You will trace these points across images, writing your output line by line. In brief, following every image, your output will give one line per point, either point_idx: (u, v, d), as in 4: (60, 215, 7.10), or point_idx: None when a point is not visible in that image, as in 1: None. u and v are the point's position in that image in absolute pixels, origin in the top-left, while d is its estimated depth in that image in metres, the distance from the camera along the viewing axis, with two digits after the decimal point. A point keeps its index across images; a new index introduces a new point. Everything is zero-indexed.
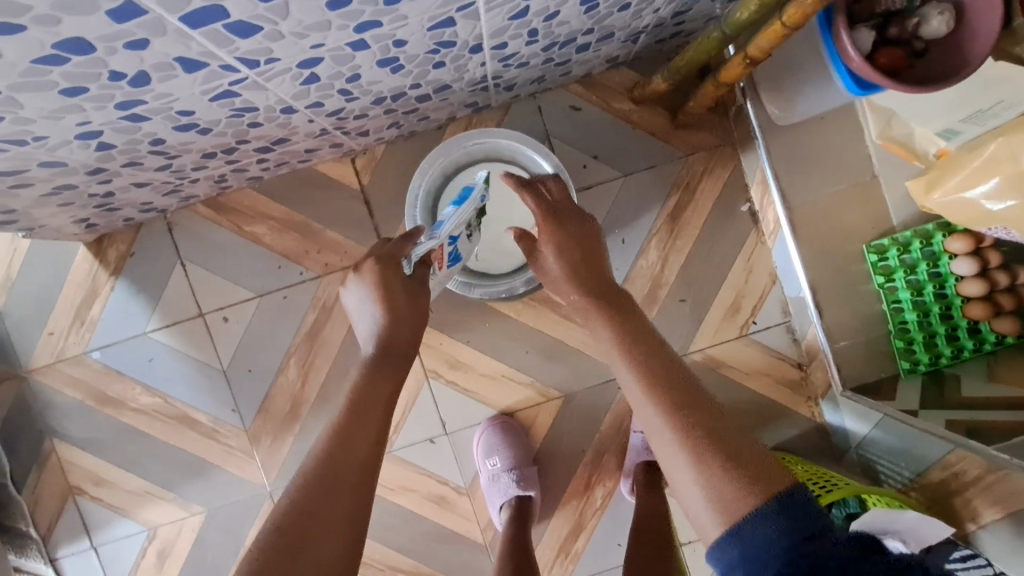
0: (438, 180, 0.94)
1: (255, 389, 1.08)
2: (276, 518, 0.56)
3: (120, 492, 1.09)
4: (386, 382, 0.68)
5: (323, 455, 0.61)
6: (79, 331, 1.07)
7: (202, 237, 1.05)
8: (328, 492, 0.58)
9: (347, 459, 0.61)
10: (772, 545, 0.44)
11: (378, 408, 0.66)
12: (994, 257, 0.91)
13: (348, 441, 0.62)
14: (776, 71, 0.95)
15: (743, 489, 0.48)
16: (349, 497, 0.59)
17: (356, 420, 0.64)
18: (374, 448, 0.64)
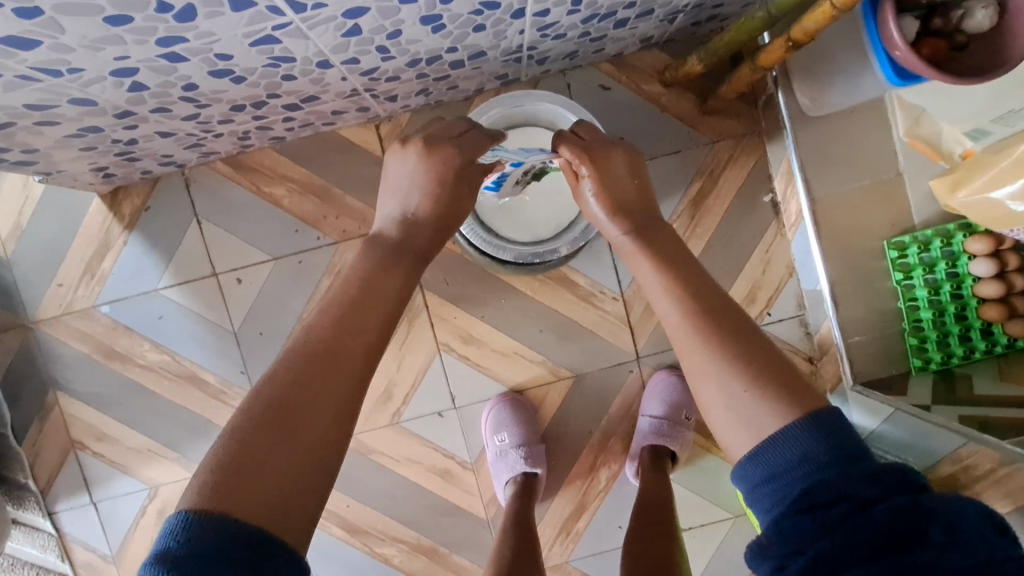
0: None
1: (265, 352, 1.06)
2: (256, 400, 0.50)
3: (122, 450, 1.08)
4: (398, 276, 0.61)
5: (315, 338, 0.53)
6: (88, 284, 1.05)
7: (219, 195, 1.04)
8: (319, 376, 0.51)
9: (343, 346, 0.54)
10: (794, 534, 0.43)
11: (384, 299, 0.58)
12: (1013, 260, 0.91)
13: (348, 327, 0.55)
14: (809, 60, 0.93)
15: (772, 478, 0.47)
16: (342, 386, 0.52)
17: (357, 305, 0.56)
18: (375, 337, 0.56)
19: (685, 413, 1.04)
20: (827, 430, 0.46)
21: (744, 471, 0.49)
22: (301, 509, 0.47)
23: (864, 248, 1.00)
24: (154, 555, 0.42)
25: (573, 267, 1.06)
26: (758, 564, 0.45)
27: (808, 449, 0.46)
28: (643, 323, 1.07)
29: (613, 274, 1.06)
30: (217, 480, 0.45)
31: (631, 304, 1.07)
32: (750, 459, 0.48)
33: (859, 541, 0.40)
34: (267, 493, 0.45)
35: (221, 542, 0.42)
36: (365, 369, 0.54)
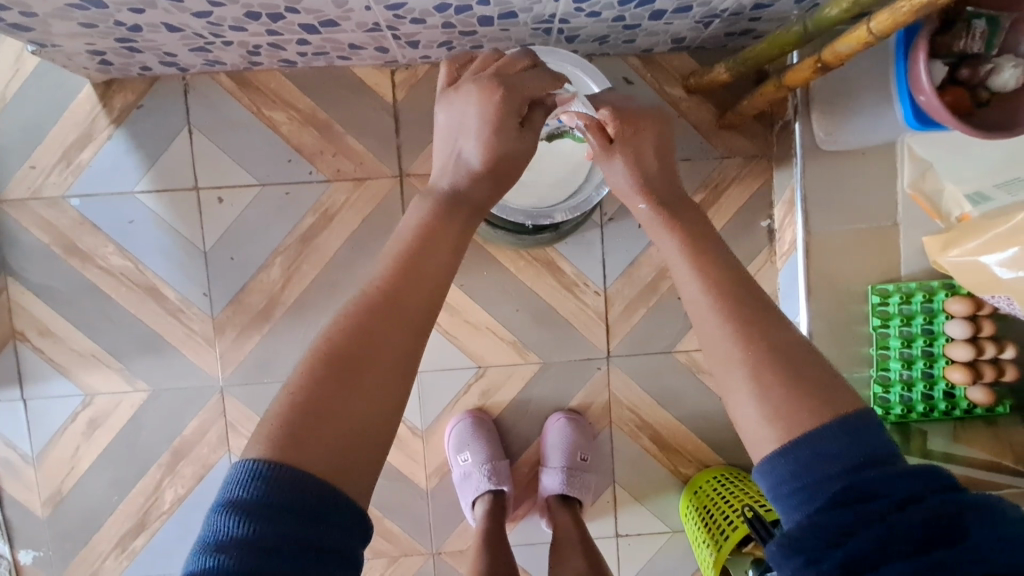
0: None
1: (233, 277, 1.03)
2: (316, 354, 0.46)
3: (65, 350, 1.03)
4: (455, 225, 0.55)
5: (377, 291, 0.49)
6: (62, 172, 1.00)
7: (217, 108, 1.00)
8: (385, 330, 0.48)
9: (406, 299, 0.49)
10: (827, 527, 0.39)
11: (447, 250, 0.53)
12: (988, 326, 0.92)
13: (410, 279, 0.50)
14: (830, 91, 0.93)
15: (802, 474, 0.43)
16: (407, 341, 0.48)
17: (423, 257, 0.52)
18: (436, 288, 0.51)
19: (583, 455, 1.02)
20: (859, 425, 0.44)
21: (771, 469, 0.45)
22: (365, 468, 0.44)
23: (849, 289, 1.01)
24: (223, 502, 0.41)
25: (561, 253, 1.04)
26: (780, 563, 0.41)
27: (843, 447, 0.43)
28: (620, 324, 1.06)
29: (599, 267, 1.05)
30: (282, 431, 0.43)
31: (611, 302, 1.05)
32: (778, 455, 0.44)
33: (898, 535, 0.37)
34: (333, 445, 0.43)
35: (292, 495, 0.41)
36: (424, 322, 0.50)
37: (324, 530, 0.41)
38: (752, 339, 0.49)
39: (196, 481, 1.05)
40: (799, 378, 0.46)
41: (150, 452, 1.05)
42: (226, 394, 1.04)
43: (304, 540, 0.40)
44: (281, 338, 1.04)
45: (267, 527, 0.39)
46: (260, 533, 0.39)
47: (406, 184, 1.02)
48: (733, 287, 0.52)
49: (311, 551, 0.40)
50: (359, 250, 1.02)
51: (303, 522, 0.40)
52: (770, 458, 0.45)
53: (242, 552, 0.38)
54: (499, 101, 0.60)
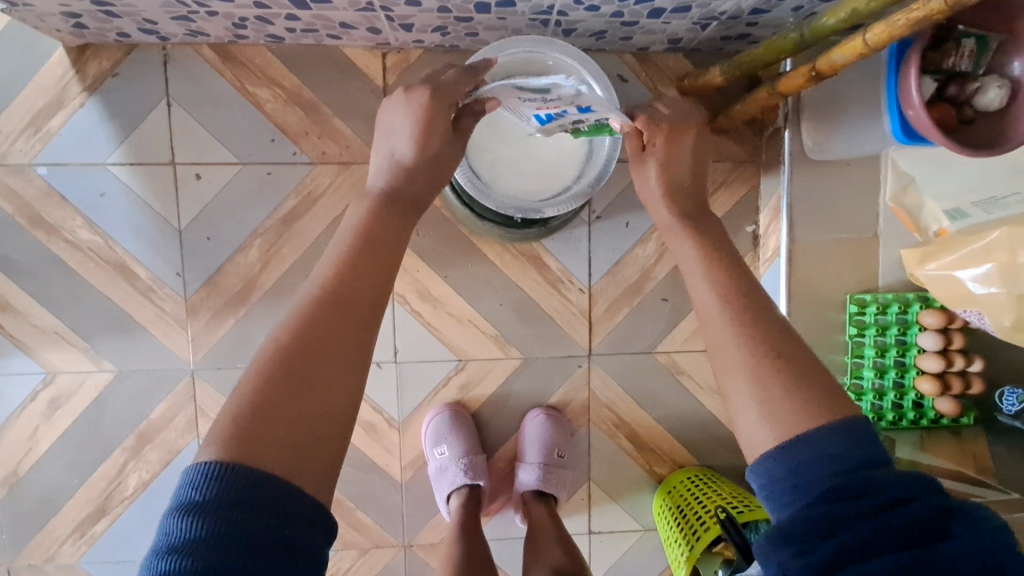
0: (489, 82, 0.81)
1: (208, 258, 0.99)
2: (266, 354, 0.45)
3: (26, 326, 0.99)
4: (394, 221, 0.54)
5: (319, 288, 0.48)
6: (29, 139, 0.95)
7: (198, 81, 0.96)
8: (333, 327, 0.46)
9: (352, 293, 0.48)
10: (820, 521, 0.40)
11: (389, 248, 0.52)
12: (958, 339, 0.95)
13: (355, 273, 0.49)
14: (821, 101, 0.94)
15: (796, 475, 0.43)
16: (353, 336, 0.47)
17: (367, 256, 0.51)
18: (385, 278, 0.50)
19: (560, 451, 1.02)
20: (861, 432, 0.44)
21: (769, 467, 0.45)
22: (317, 462, 0.42)
23: (829, 297, 1.02)
24: (175, 504, 0.39)
25: (547, 248, 1.04)
26: (766, 552, 0.41)
27: (844, 450, 0.43)
28: (602, 323, 1.06)
29: (585, 265, 1.05)
30: (235, 431, 0.41)
31: (595, 300, 1.05)
32: (778, 453, 0.44)
33: (888, 535, 0.38)
34: (287, 442, 0.42)
35: (241, 491, 0.39)
36: (371, 310, 0.49)
37: (282, 526, 0.39)
38: (744, 343, 0.48)
39: (162, 466, 1.02)
40: (787, 384, 0.46)
41: (114, 435, 1.01)
42: (197, 378, 1.01)
43: (260, 535, 0.38)
44: (256, 323, 1.01)
45: (223, 525, 0.38)
46: (209, 537, 0.37)
47: None
48: (727, 294, 0.52)
49: (269, 548, 0.38)
50: None
51: (252, 519, 0.38)
52: (766, 461, 0.45)
53: (194, 550, 0.37)
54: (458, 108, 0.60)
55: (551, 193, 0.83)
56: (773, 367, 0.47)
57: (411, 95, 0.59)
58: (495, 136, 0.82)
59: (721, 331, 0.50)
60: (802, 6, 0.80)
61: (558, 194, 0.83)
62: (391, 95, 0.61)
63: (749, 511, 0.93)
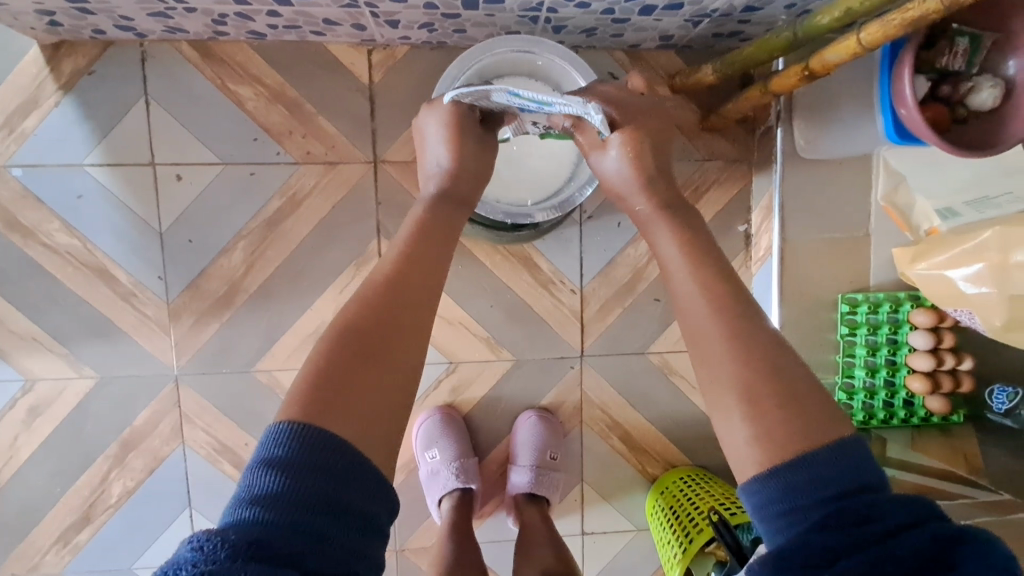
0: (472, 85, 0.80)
1: (192, 261, 0.97)
2: (338, 329, 0.47)
3: (3, 333, 0.96)
4: (447, 213, 0.58)
5: (383, 271, 0.51)
6: (3, 140, 0.92)
7: (177, 79, 0.93)
8: (402, 307, 0.49)
9: (415, 277, 0.51)
10: (816, 549, 0.39)
11: (446, 238, 0.56)
12: (948, 337, 0.95)
13: (418, 259, 0.53)
14: (812, 100, 0.94)
15: (791, 499, 0.42)
16: (417, 317, 0.50)
17: (425, 244, 0.54)
18: (442, 265, 0.54)
19: (552, 453, 1.01)
20: (857, 454, 0.43)
21: (758, 490, 0.43)
22: (383, 436, 0.44)
23: (821, 296, 1.02)
24: (256, 460, 0.41)
25: (538, 249, 1.02)
26: None
27: (837, 475, 0.42)
28: (594, 323, 1.05)
29: (576, 265, 1.03)
30: (312, 399, 0.43)
31: (587, 300, 1.04)
32: (768, 476, 0.43)
33: (887, 561, 0.37)
34: (362, 411, 0.44)
35: (320, 454, 0.41)
36: (434, 295, 0.52)
37: (353, 495, 0.41)
38: (737, 352, 0.48)
39: (147, 474, 1.00)
40: (781, 394, 0.45)
41: (96, 443, 0.99)
42: (182, 383, 0.99)
43: (333, 501, 0.40)
44: (242, 327, 0.98)
45: (303, 485, 0.39)
46: (291, 493, 0.39)
47: (381, 171, 0.97)
48: (722, 299, 0.51)
49: (338, 515, 0.40)
50: (329, 239, 0.98)
51: (329, 483, 0.40)
52: (758, 488, 0.43)
53: (273, 507, 0.39)
54: (472, 121, 0.62)
55: (541, 197, 0.81)
56: (764, 380, 0.46)
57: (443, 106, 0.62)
58: None
59: (718, 342, 0.49)
60: (794, 4, 0.79)
61: (548, 198, 0.81)
62: (422, 110, 0.64)
63: (742, 512, 0.92)
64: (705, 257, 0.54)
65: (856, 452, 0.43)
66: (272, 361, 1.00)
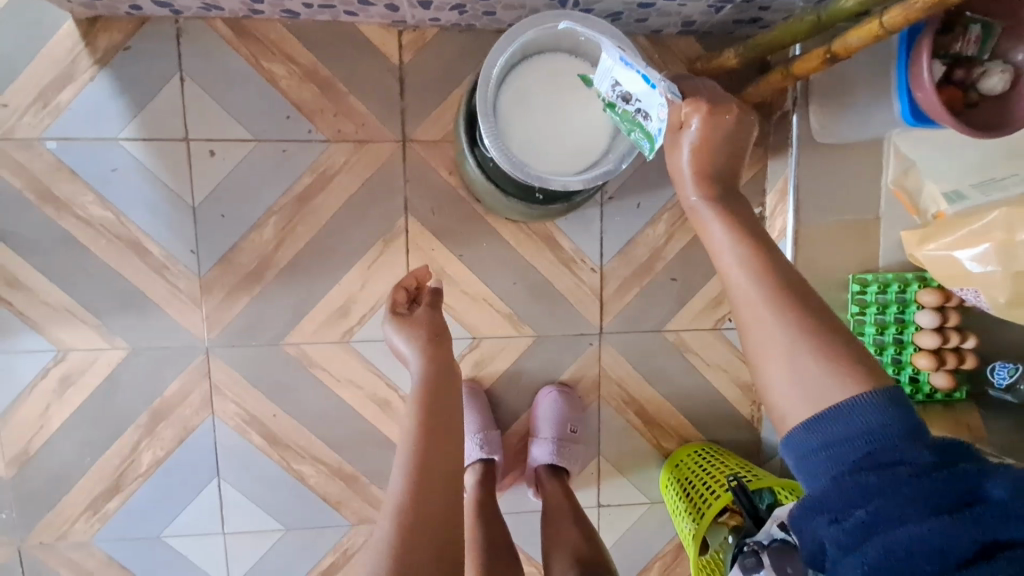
0: (518, 58, 0.80)
1: (223, 235, 0.99)
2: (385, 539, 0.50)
3: (36, 303, 0.98)
4: (446, 402, 0.64)
5: (407, 468, 0.56)
6: (37, 113, 0.94)
7: (212, 57, 0.95)
8: (430, 489, 0.54)
9: (433, 456, 0.57)
10: (850, 490, 0.41)
11: (448, 419, 0.62)
12: (953, 316, 0.99)
13: (432, 443, 0.59)
14: (835, 84, 0.97)
15: (830, 445, 0.43)
16: (445, 490, 0.55)
17: (434, 433, 0.60)
18: (450, 434, 0.61)
19: (572, 427, 1.05)
20: (894, 400, 0.43)
21: (799, 438, 0.44)
22: None
23: (832, 276, 1.06)
24: None
25: (560, 228, 1.05)
26: (802, 523, 0.43)
27: (876, 421, 0.42)
28: (613, 301, 1.08)
29: (596, 244, 1.06)
30: None
31: (607, 279, 1.07)
32: (808, 427, 0.44)
33: (918, 499, 0.39)
34: None
35: None
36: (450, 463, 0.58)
37: None
38: (778, 308, 0.47)
39: (177, 444, 1.02)
40: (825, 344, 0.46)
41: (127, 413, 1.01)
42: (212, 355, 1.01)
43: None
44: (272, 300, 1.01)
45: None
46: None
47: (409, 149, 1.00)
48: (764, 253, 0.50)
49: None
50: (358, 215, 1.00)
51: None
52: (793, 435, 0.45)
53: None
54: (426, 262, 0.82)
55: (573, 170, 0.83)
56: None
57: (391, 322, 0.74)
58: (526, 115, 0.81)
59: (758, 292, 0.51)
60: None
61: (581, 171, 0.83)
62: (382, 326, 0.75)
63: (756, 480, 0.96)
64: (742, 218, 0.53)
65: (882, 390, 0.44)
66: (300, 334, 1.02)
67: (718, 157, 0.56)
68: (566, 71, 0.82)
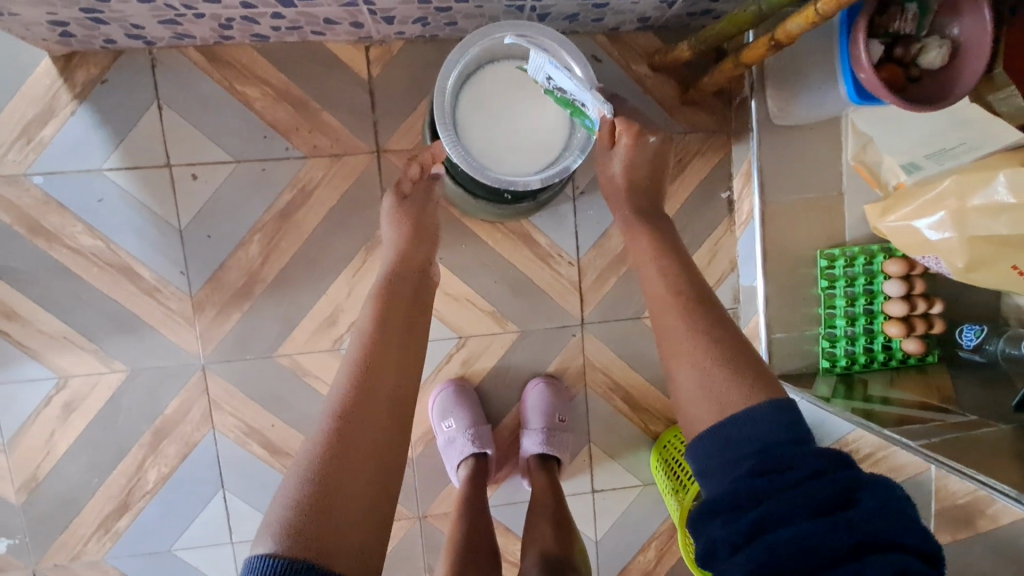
0: (475, 65, 0.84)
1: (210, 254, 1.02)
2: (318, 440, 0.54)
3: (33, 333, 1.01)
4: (402, 320, 0.65)
5: (351, 376, 0.59)
6: (22, 150, 0.97)
7: (186, 83, 0.98)
8: (367, 402, 0.57)
9: (380, 372, 0.59)
10: (744, 491, 0.46)
11: (402, 335, 0.64)
12: (919, 284, 1.03)
13: (380, 359, 0.60)
14: (783, 68, 1.00)
15: (731, 451, 0.51)
16: (388, 412, 0.58)
17: (383, 348, 0.61)
18: (404, 355, 0.62)
19: (560, 416, 1.08)
20: (786, 416, 0.51)
21: (705, 445, 0.53)
22: (355, 548, 0.49)
23: (800, 253, 1.10)
24: None
25: (536, 225, 1.09)
26: (703, 526, 0.48)
27: (769, 429, 0.50)
28: (592, 292, 1.12)
29: (572, 239, 1.10)
30: (297, 521, 0.48)
31: (585, 271, 1.11)
32: (711, 432, 0.52)
33: (800, 500, 0.44)
34: (338, 526, 0.49)
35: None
36: (403, 385, 0.60)
37: None
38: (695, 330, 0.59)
39: (180, 460, 1.06)
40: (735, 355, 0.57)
41: (129, 432, 1.04)
42: (208, 371, 1.04)
43: None
44: (261, 314, 1.04)
45: None
46: None
47: (384, 160, 1.04)
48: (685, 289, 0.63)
49: None
50: (339, 227, 1.04)
51: None
52: (702, 436, 0.53)
53: None
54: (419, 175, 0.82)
55: (536, 168, 0.86)
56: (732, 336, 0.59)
57: (389, 206, 0.81)
58: (486, 120, 0.85)
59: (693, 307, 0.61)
60: None
61: (542, 169, 0.86)
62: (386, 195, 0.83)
63: None
64: (666, 245, 0.67)
65: (779, 398, 0.52)
66: (291, 345, 1.05)
67: (643, 176, 0.75)
68: (523, 77, 0.86)
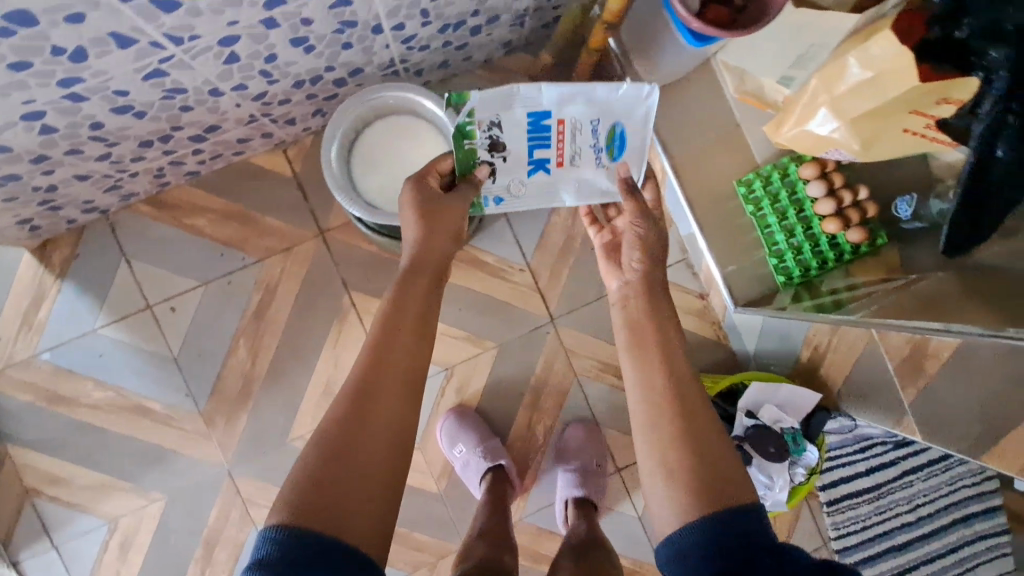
0: (351, 130, 0.95)
1: (206, 370, 1.13)
2: (325, 429, 0.62)
3: (77, 490, 1.11)
4: (411, 330, 0.71)
5: (358, 377, 0.66)
6: (27, 335, 1.10)
7: (144, 233, 1.12)
8: (374, 401, 0.65)
9: (384, 376, 0.67)
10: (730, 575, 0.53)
11: (407, 344, 0.70)
12: (838, 178, 1.08)
13: (385, 363, 0.68)
14: (636, 38, 1.09)
15: (708, 544, 0.57)
16: (390, 411, 0.65)
17: (388, 355, 0.68)
18: (410, 364, 0.69)
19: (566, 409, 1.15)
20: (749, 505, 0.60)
21: (684, 538, 0.59)
22: (360, 527, 0.57)
23: (722, 189, 1.17)
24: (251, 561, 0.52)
25: (479, 247, 1.18)
26: None
27: (737, 514, 0.58)
28: (551, 289, 1.19)
29: (515, 248, 1.19)
30: (306, 497, 0.56)
31: (537, 273, 1.19)
32: (689, 528, 0.59)
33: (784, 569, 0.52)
34: (342, 504, 0.57)
35: (305, 550, 0.52)
36: (405, 388, 0.68)
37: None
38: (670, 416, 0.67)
39: (234, 563, 1.13)
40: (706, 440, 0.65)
41: (182, 552, 1.12)
42: (235, 475, 1.13)
43: None
44: (264, 408, 1.14)
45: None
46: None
47: (329, 238, 1.15)
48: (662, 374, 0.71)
49: None
50: (308, 309, 1.14)
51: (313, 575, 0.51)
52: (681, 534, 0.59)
53: None
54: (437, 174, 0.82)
55: None
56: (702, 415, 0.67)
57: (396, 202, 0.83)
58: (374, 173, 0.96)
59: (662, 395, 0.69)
60: None
61: None
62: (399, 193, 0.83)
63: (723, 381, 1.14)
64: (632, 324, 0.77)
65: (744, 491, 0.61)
66: (300, 427, 1.14)
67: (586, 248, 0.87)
68: (393, 128, 0.98)
